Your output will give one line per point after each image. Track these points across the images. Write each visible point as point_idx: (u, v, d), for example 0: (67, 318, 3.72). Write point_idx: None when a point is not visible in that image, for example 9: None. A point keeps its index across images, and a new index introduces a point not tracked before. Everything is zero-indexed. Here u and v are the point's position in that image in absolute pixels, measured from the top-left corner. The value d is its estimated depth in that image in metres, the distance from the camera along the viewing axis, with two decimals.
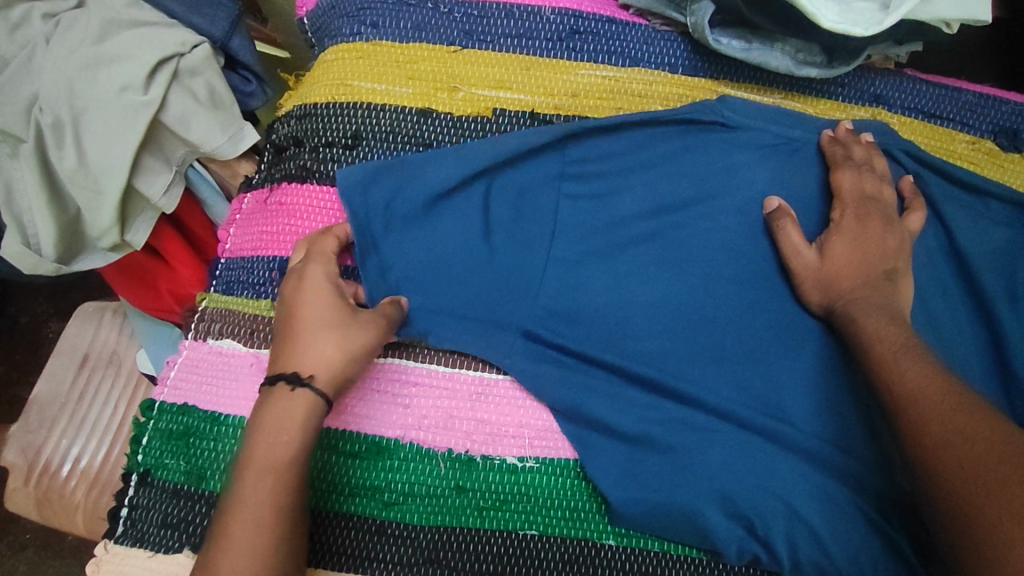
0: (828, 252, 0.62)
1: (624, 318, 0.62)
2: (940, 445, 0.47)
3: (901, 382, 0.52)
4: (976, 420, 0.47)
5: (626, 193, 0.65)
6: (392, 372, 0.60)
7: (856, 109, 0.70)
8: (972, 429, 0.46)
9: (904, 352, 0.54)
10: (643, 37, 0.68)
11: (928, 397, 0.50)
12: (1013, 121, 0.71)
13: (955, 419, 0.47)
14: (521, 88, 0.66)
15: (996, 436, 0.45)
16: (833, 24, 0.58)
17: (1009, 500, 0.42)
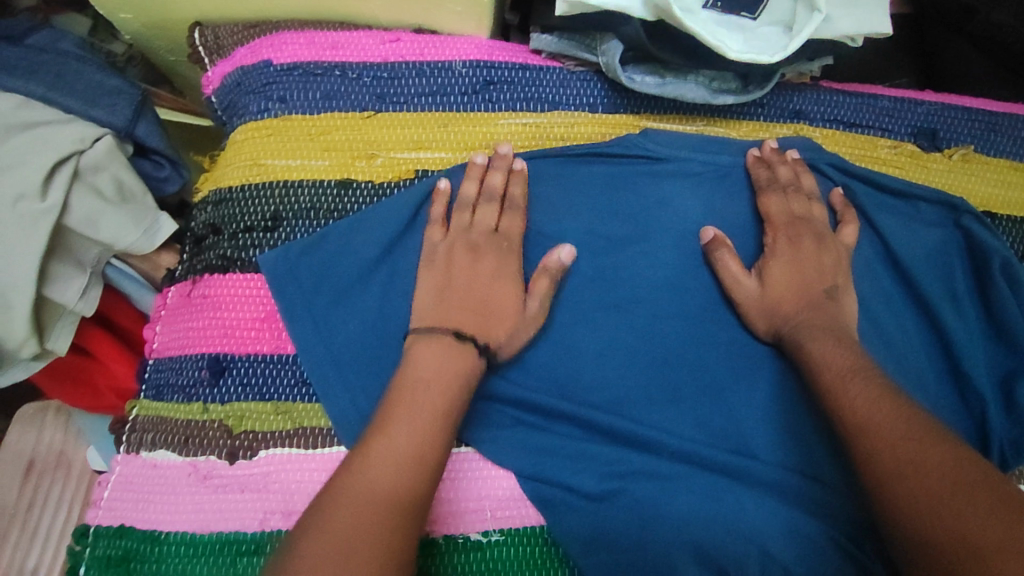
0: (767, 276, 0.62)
1: (576, 368, 0.60)
2: (895, 478, 0.46)
3: (850, 406, 0.52)
4: (936, 447, 0.46)
5: (560, 241, 0.64)
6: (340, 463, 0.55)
7: (779, 127, 0.70)
8: (928, 458, 0.46)
9: (853, 374, 0.54)
10: (558, 80, 0.67)
11: (879, 420, 0.50)
12: (931, 121, 0.72)
13: (910, 448, 0.47)
14: (441, 147, 0.65)
15: (954, 468, 0.45)
16: (738, 55, 0.57)
17: (962, 529, 0.41)
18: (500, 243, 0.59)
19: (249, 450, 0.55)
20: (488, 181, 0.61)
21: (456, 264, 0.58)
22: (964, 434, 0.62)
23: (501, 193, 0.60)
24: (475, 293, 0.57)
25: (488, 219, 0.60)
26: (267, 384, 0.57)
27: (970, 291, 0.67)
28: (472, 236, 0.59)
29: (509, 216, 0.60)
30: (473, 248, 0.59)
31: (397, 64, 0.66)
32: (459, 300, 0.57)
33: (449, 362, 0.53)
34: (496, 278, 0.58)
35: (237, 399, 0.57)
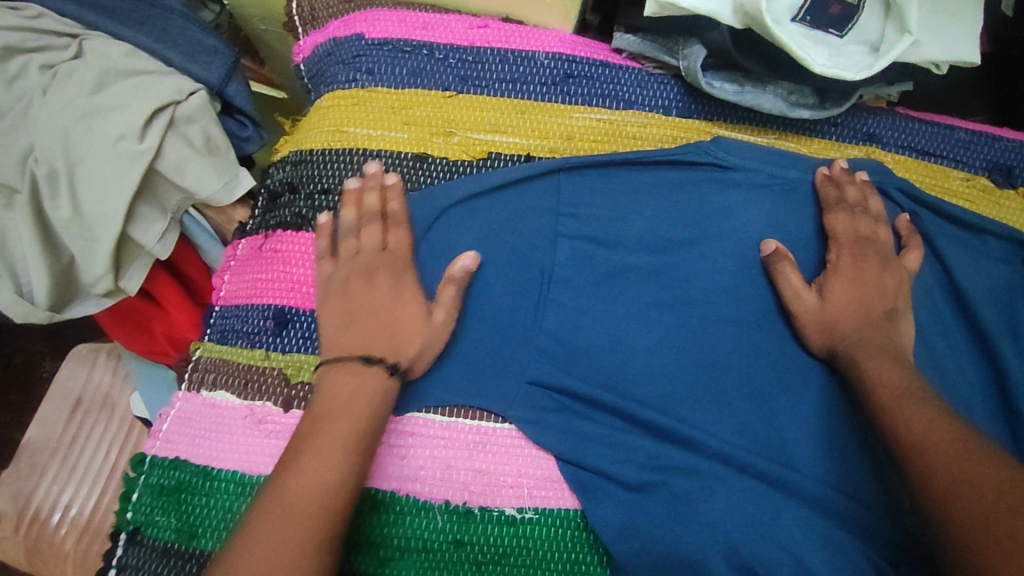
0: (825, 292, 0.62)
1: (625, 361, 0.61)
2: (957, 498, 0.46)
3: (903, 424, 0.52)
4: (997, 471, 0.46)
5: (622, 235, 0.65)
6: (390, 425, 0.59)
7: (850, 148, 0.70)
8: (986, 481, 0.45)
9: (910, 394, 0.54)
10: (636, 80, 0.69)
11: (935, 441, 0.49)
12: (1007, 158, 0.70)
13: (969, 469, 0.47)
14: (516, 132, 0.67)
15: (1015, 488, 0.44)
16: (823, 69, 0.58)
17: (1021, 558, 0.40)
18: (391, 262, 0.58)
19: (304, 401, 0.56)
20: (364, 204, 0.59)
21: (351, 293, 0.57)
22: None
23: (380, 213, 0.59)
24: (378, 320, 0.56)
25: (374, 240, 0.58)
26: None
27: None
28: (364, 262, 0.58)
29: (395, 232, 0.59)
30: (367, 272, 0.57)
31: (482, 49, 0.68)
32: (358, 329, 0.56)
33: (358, 386, 0.52)
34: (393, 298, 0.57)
35: (297, 350, 0.58)
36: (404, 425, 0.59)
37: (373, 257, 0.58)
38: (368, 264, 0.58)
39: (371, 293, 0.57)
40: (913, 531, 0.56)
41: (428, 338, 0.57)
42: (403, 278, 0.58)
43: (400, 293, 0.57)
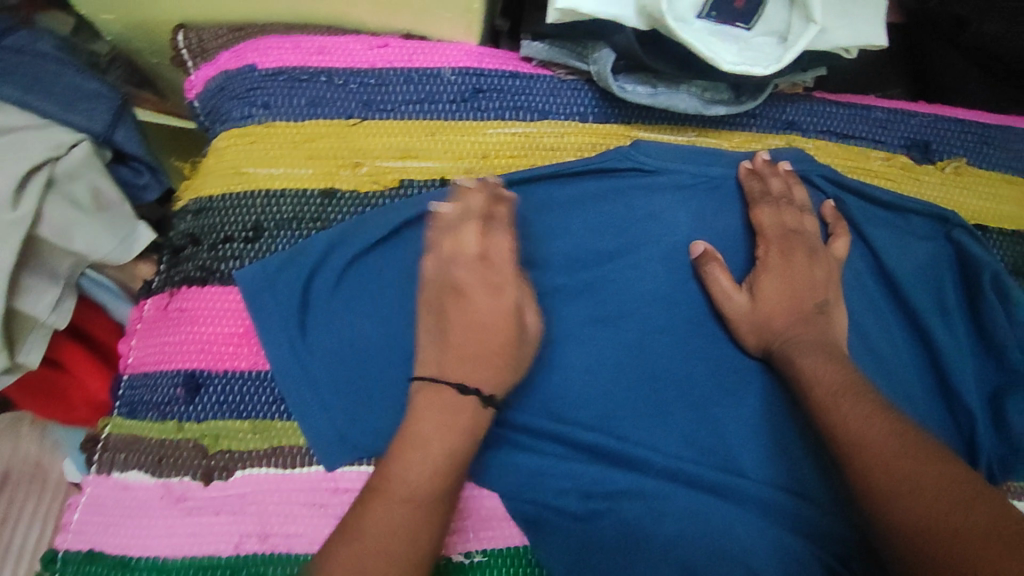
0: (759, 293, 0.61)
1: (564, 384, 0.59)
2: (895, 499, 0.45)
3: (841, 422, 0.51)
4: (931, 465, 0.46)
5: (550, 254, 0.63)
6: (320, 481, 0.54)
7: (771, 138, 0.68)
8: (922, 476, 0.45)
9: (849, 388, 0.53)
10: (549, 88, 0.66)
11: (876, 439, 0.49)
12: (924, 133, 0.70)
13: (904, 465, 0.46)
14: (429, 156, 0.63)
15: (955, 485, 0.44)
16: (731, 67, 0.56)
17: (954, 551, 0.40)
18: (514, 271, 0.56)
19: (226, 470, 0.54)
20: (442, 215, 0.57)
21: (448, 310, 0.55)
22: (953, 449, 0.61)
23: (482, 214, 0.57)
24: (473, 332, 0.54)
25: (471, 244, 0.56)
26: (244, 401, 0.56)
27: (961, 307, 0.66)
28: (452, 273, 0.55)
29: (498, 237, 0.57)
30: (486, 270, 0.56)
31: (385, 69, 0.64)
32: (460, 347, 0.53)
33: (448, 415, 0.50)
34: (492, 304, 0.54)
35: (214, 417, 0.55)
36: (340, 483, 0.54)
37: (467, 267, 0.55)
38: (453, 276, 0.55)
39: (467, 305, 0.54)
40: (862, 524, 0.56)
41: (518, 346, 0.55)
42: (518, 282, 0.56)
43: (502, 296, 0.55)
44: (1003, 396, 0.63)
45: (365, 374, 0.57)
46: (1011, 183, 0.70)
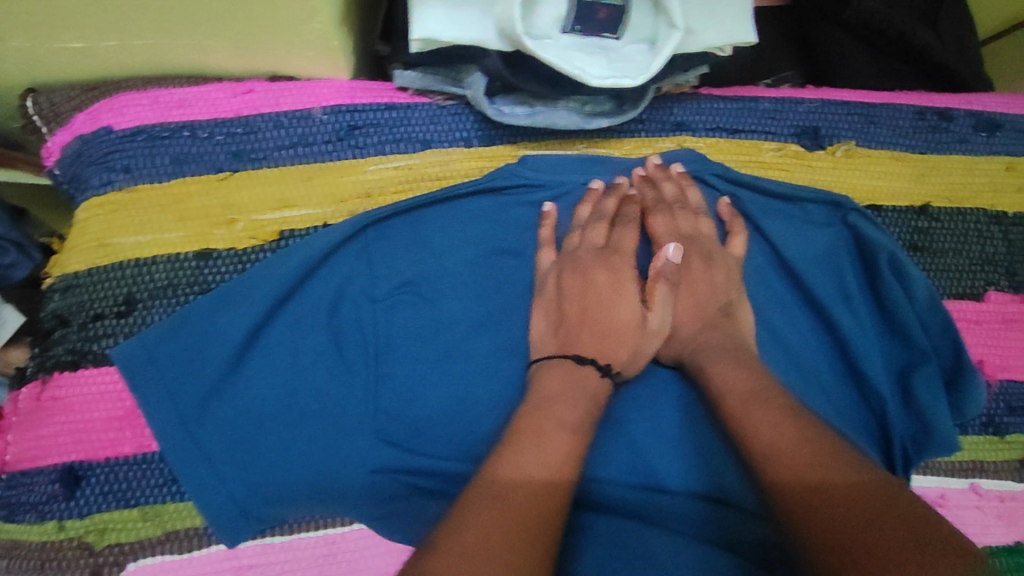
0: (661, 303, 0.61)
1: (472, 422, 0.58)
2: (790, 493, 0.45)
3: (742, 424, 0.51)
4: (818, 450, 0.46)
5: (445, 288, 0.60)
6: (225, 560, 0.54)
7: (661, 141, 0.67)
8: (805, 461, 0.45)
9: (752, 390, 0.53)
10: (427, 117, 0.64)
11: (773, 436, 0.49)
12: (812, 119, 0.70)
13: (794, 455, 0.46)
14: (307, 202, 0.61)
15: (855, 475, 0.44)
16: (599, 82, 0.54)
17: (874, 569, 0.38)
18: (610, 260, 0.60)
19: (117, 564, 0.53)
20: (602, 207, 0.62)
21: (566, 291, 0.59)
22: (865, 432, 0.62)
23: (608, 215, 0.62)
24: (595, 319, 0.58)
25: (597, 237, 0.61)
26: (131, 488, 0.54)
27: (864, 290, 0.67)
28: (579, 257, 0.60)
29: (619, 231, 0.62)
30: (584, 269, 0.60)
31: (252, 117, 0.61)
32: (575, 329, 0.58)
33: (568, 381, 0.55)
34: (615, 294, 0.59)
35: (98, 510, 0.53)
36: (241, 560, 0.54)
37: (595, 257, 0.60)
38: (585, 260, 0.60)
39: (598, 291, 0.59)
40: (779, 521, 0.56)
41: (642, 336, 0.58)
42: (618, 272, 0.60)
43: (592, 286, 0.59)
44: (911, 374, 0.63)
45: (256, 442, 0.55)
46: (900, 160, 0.70)
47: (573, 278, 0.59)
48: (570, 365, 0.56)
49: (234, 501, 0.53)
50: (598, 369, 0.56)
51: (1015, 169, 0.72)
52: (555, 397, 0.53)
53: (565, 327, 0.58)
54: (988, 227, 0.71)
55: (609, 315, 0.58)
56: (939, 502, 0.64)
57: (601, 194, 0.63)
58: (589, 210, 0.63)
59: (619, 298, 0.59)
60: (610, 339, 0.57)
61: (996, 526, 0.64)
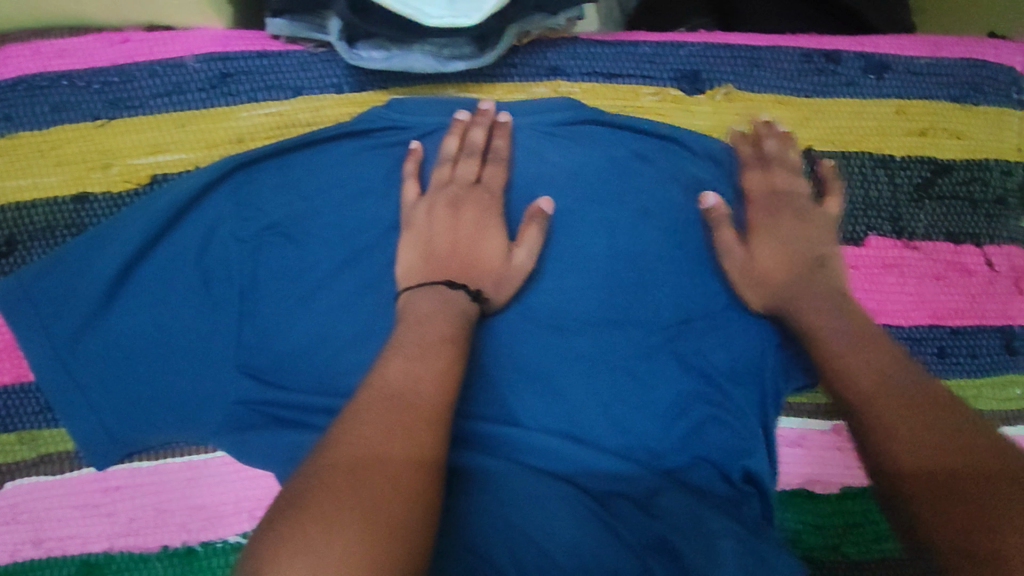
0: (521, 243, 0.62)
1: (331, 358, 0.61)
2: (921, 499, 0.47)
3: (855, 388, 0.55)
4: (943, 442, 0.48)
5: (310, 229, 0.63)
6: (94, 482, 0.61)
7: (535, 86, 0.68)
8: (934, 470, 0.47)
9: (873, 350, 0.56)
10: (298, 64, 0.66)
11: (909, 399, 0.52)
12: (693, 63, 0.69)
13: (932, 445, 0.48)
14: (180, 148, 0.64)
15: (881, 356, 0.56)
16: (437, 23, 0.55)
17: (924, 418, 0.50)
18: (479, 195, 0.62)
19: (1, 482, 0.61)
20: (470, 138, 0.63)
21: (432, 224, 0.61)
22: (720, 372, 0.63)
23: (482, 149, 0.63)
24: (457, 254, 0.60)
25: (468, 173, 0.63)
26: (12, 414, 0.60)
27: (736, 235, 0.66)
28: (454, 192, 0.62)
29: (491, 168, 0.63)
30: (453, 201, 0.62)
31: (127, 66, 0.64)
32: (435, 259, 0.60)
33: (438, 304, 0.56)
34: (477, 232, 0.61)
35: None
36: (109, 482, 0.61)
37: (465, 191, 0.62)
38: (455, 194, 0.62)
39: (459, 225, 0.61)
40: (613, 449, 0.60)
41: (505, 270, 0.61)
42: (477, 206, 0.62)
43: (460, 221, 0.61)
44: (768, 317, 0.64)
45: (125, 368, 0.59)
46: (785, 103, 0.69)
47: (441, 213, 0.61)
48: (439, 290, 0.57)
49: (103, 423, 0.59)
50: (467, 294, 0.58)
51: (904, 112, 0.70)
52: (426, 317, 0.54)
53: (433, 257, 0.60)
54: (873, 171, 0.70)
55: (481, 246, 0.61)
56: (799, 443, 0.66)
57: (466, 125, 0.63)
58: (457, 142, 0.63)
59: (481, 233, 0.61)
60: (469, 271, 0.60)
61: (848, 470, 0.66)
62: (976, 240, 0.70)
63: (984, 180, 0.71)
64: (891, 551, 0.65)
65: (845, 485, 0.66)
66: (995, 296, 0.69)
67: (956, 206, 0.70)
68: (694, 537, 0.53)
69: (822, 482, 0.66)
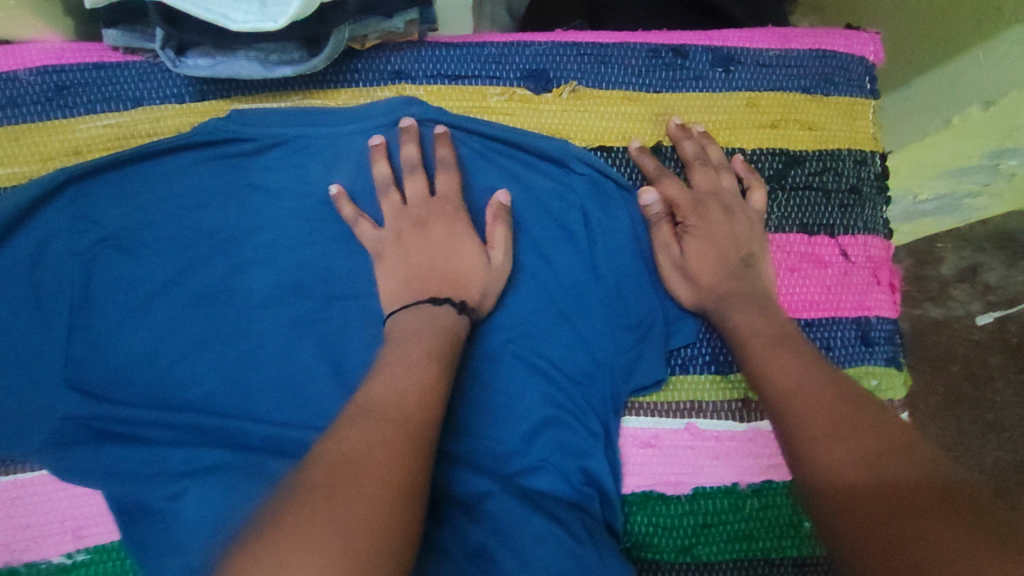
0: (399, 256, 0.60)
1: (165, 370, 0.61)
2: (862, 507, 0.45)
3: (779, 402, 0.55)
4: (883, 442, 0.48)
5: (147, 240, 0.63)
6: None
7: (380, 91, 0.68)
8: (866, 476, 0.46)
9: (776, 367, 0.57)
10: (137, 74, 0.65)
11: (812, 416, 0.52)
12: (539, 62, 0.69)
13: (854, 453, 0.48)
14: (14, 161, 0.64)
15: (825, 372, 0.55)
16: (240, 27, 0.54)
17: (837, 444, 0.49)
18: (440, 209, 0.61)
19: None
20: (407, 154, 0.62)
21: (406, 246, 0.60)
22: (561, 373, 0.64)
23: (419, 164, 0.62)
24: (440, 265, 0.59)
25: (418, 187, 0.62)
26: None
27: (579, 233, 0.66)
28: (412, 212, 0.61)
29: (444, 177, 0.62)
30: (418, 222, 0.60)
31: None
32: (423, 278, 0.59)
33: (432, 325, 0.56)
34: (450, 242, 0.60)
35: None
36: None
37: (423, 207, 0.61)
38: (417, 213, 0.61)
39: (430, 239, 0.60)
40: (451, 452, 0.60)
41: (490, 275, 0.61)
42: (457, 223, 0.61)
43: (455, 234, 0.60)
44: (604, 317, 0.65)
45: None
46: (633, 99, 0.69)
47: (413, 232, 0.60)
48: (432, 309, 0.57)
49: None
50: (454, 307, 0.58)
51: (755, 105, 0.70)
52: (413, 334, 0.55)
53: (417, 273, 0.60)
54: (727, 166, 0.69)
55: (463, 252, 0.60)
56: (651, 443, 0.66)
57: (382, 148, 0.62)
58: (384, 165, 0.62)
59: (444, 251, 0.60)
60: (436, 287, 0.59)
61: (708, 468, 0.66)
62: (829, 230, 0.70)
63: (836, 170, 0.71)
64: (745, 551, 0.65)
65: (699, 485, 0.66)
66: (850, 286, 0.70)
67: (809, 197, 0.70)
68: (515, 540, 0.55)
69: (676, 482, 0.65)
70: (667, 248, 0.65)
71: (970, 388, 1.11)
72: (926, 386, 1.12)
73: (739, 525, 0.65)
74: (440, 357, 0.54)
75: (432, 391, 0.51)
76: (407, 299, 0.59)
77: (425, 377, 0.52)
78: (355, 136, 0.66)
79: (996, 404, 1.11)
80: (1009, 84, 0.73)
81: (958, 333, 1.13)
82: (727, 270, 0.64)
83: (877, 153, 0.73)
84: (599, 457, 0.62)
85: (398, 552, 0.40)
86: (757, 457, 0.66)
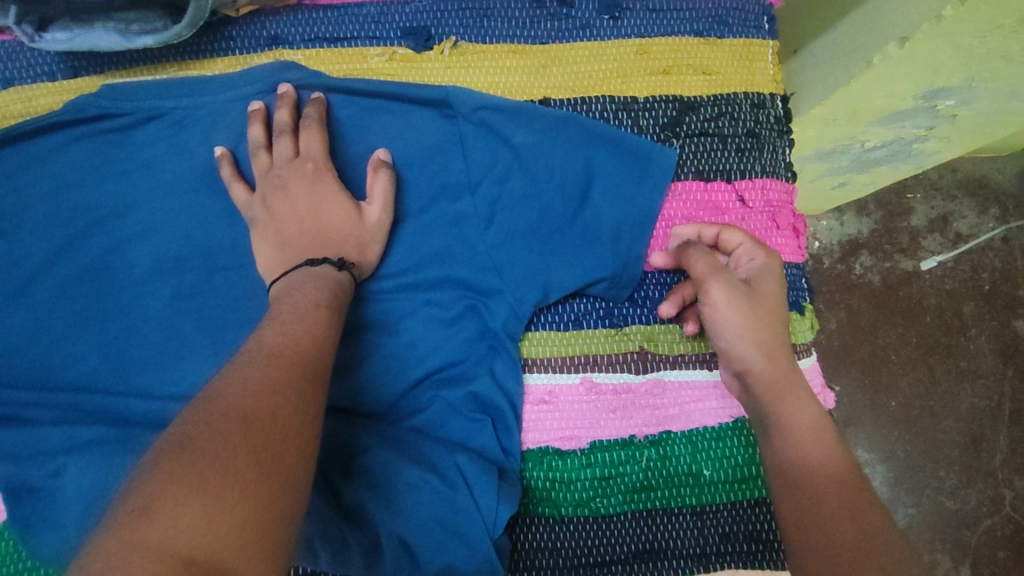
0: (272, 219, 0.58)
1: (44, 352, 0.61)
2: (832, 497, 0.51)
3: (783, 433, 0.56)
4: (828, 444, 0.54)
5: (22, 221, 0.62)
6: None
7: (257, 58, 0.66)
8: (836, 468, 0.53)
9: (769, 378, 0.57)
10: (5, 54, 0.64)
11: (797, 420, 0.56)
12: (419, 20, 0.67)
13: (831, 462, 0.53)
14: None
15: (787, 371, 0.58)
16: None
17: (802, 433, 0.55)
18: (304, 168, 0.59)
19: None
20: (276, 119, 0.60)
21: (274, 211, 0.58)
22: (453, 333, 0.62)
23: (290, 125, 0.60)
24: (311, 228, 0.57)
25: (285, 148, 0.60)
26: None
27: (574, 117, 0.63)
28: (276, 176, 0.59)
29: (311, 136, 0.60)
30: (280, 184, 0.59)
31: None
32: (293, 243, 0.57)
33: (299, 283, 0.54)
34: (320, 205, 0.58)
35: None
36: None
37: (288, 168, 0.59)
38: (281, 176, 0.59)
39: (297, 201, 0.58)
40: (340, 420, 0.60)
41: (367, 234, 0.59)
42: (326, 185, 0.59)
43: (325, 194, 0.58)
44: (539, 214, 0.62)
45: None
46: (519, 52, 0.68)
47: (278, 194, 0.58)
48: (303, 270, 0.55)
49: None
50: (332, 264, 0.56)
51: (646, 52, 0.69)
52: (281, 294, 0.53)
53: (288, 237, 0.58)
54: (616, 115, 0.68)
55: (336, 214, 0.58)
56: (547, 400, 0.64)
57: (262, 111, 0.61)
58: (258, 128, 0.61)
59: (316, 211, 0.58)
60: (304, 250, 0.57)
61: (604, 422, 0.64)
62: (725, 176, 0.69)
63: (732, 114, 0.69)
64: (645, 502, 0.63)
65: (597, 439, 0.64)
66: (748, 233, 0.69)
67: (704, 143, 0.69)
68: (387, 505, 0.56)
69: (573, 437, 0.63)
70: (720, 311, 0.58)
71: (942, 337, 1.06)
72: (900, 337, 1.05)
73: (639, 476, 0.63)
74: (313, 310, 0.51)
75: (308, 336, 0.49)
76: (279, 265, 0.57)
77: (292, 328, 0.49)
78: (229, 102, 0.63)
79: (968, 352, 1.05)
80: (919, 17, 0.60)
81: (927, 283, 1.07)
82: (779, 347, 0.59)
83: (778, 95, 0.70)
84: (486, 436, 0.61)
85: (260, 499, 0.37)
86: (656, 408, 0.65)
